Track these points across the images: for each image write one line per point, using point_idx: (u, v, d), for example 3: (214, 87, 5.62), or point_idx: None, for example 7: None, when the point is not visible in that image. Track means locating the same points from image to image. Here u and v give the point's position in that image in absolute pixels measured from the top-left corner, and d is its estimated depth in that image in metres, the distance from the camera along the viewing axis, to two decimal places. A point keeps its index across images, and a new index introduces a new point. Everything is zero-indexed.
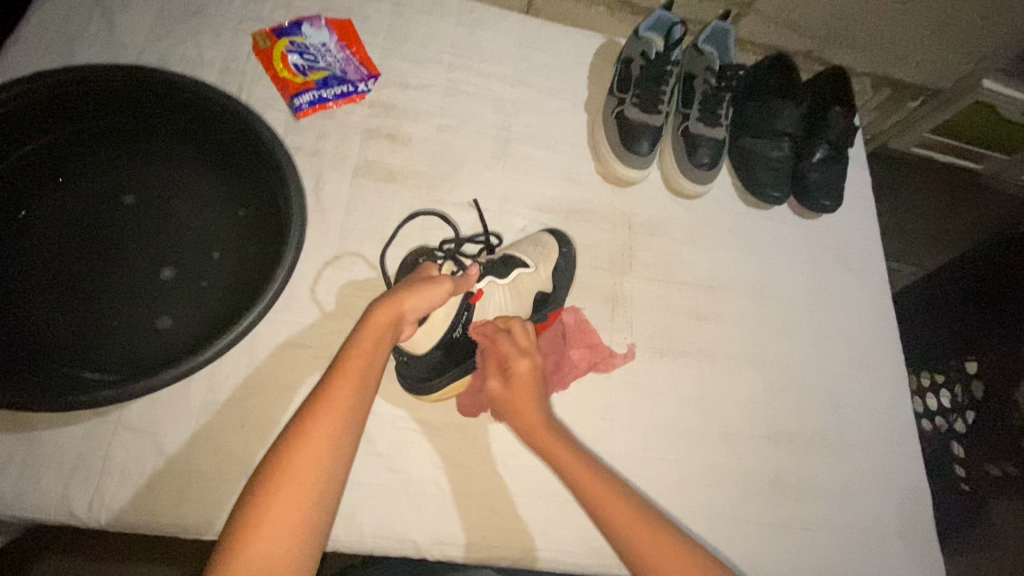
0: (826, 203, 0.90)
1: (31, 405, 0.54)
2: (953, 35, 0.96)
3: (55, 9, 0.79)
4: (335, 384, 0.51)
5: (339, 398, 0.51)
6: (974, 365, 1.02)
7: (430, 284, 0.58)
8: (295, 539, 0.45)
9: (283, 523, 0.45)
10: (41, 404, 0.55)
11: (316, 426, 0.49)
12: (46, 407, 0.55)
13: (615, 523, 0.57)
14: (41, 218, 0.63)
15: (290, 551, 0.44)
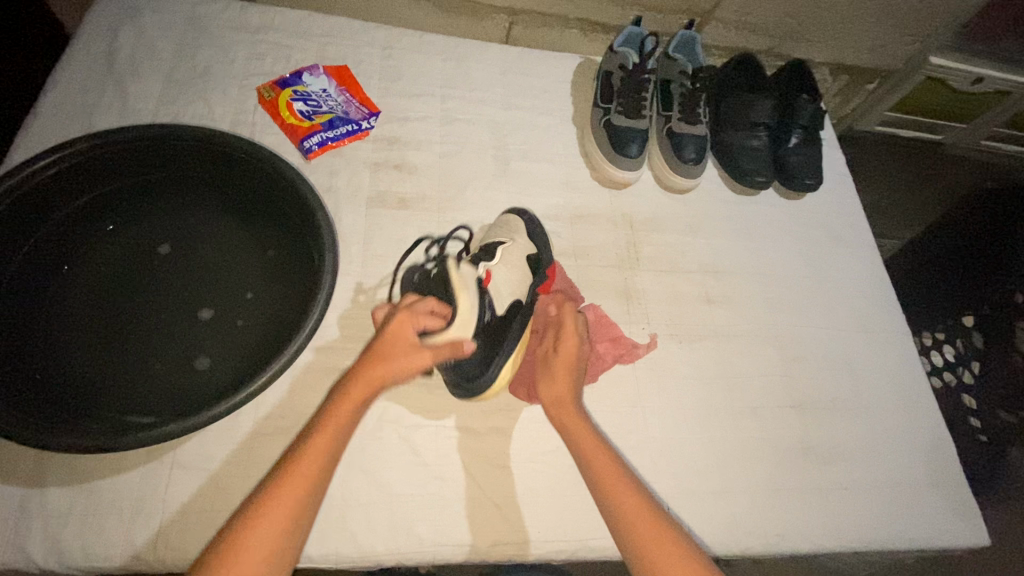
0: (810, 181, 0.97)
1: (90, 448, 0.56)
2: (897, 20, 1.05)
3: (71, 85, 0.84)
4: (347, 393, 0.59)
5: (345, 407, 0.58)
6: (970, 317, 1.09)
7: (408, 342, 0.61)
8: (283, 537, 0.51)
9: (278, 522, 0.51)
10: (99, 446, 0.57)
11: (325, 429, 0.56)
12: (105, 448, 0.57)
13: (628, 508, 0.59)
14: (79, 270, 0.67)
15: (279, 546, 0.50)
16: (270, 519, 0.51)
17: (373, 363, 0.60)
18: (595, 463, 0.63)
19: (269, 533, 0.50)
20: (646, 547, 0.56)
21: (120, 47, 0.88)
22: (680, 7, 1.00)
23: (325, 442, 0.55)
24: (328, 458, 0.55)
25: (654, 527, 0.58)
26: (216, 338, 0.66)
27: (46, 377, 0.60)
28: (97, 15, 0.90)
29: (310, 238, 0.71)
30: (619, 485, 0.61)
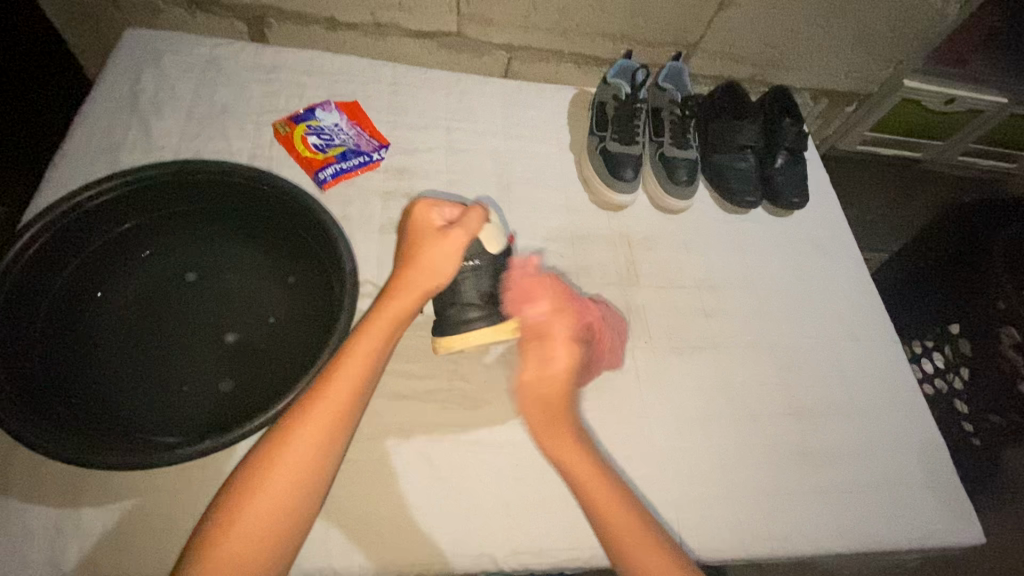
0: (796, 200, 1.02)
1: (117, 467, 0.58)
2: (870, 47, 1.12)
3: (96, 123, 0.88)
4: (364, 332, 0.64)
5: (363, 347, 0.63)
6: (957, 326, 1.13)
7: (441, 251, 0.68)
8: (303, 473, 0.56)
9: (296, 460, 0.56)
10: (124, 465, 0.58)
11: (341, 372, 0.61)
12: (130, 467, 0.58)
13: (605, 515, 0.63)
14: (113, 299, 0.71)
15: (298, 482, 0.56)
16: (289, 457, 0.56)
17: (410, 266, 0.68)
18: (577, 467, 0.65)
19: (289, 467, 0.56)
20: (614, 529, 0.62)
21: (143, 88, 0.93)
22: (667, 40, 1.07)
23: (328, 412, 0.59)
24: (347, 399, 0.60)
25: (620, 517, 0.63)
26: (242, 361, 0.70)
27: (81, 401, 0.63)
28: (119, 58, 0.95)
29: (330, 264, 0.75)
30: (602, 500, 0.64)
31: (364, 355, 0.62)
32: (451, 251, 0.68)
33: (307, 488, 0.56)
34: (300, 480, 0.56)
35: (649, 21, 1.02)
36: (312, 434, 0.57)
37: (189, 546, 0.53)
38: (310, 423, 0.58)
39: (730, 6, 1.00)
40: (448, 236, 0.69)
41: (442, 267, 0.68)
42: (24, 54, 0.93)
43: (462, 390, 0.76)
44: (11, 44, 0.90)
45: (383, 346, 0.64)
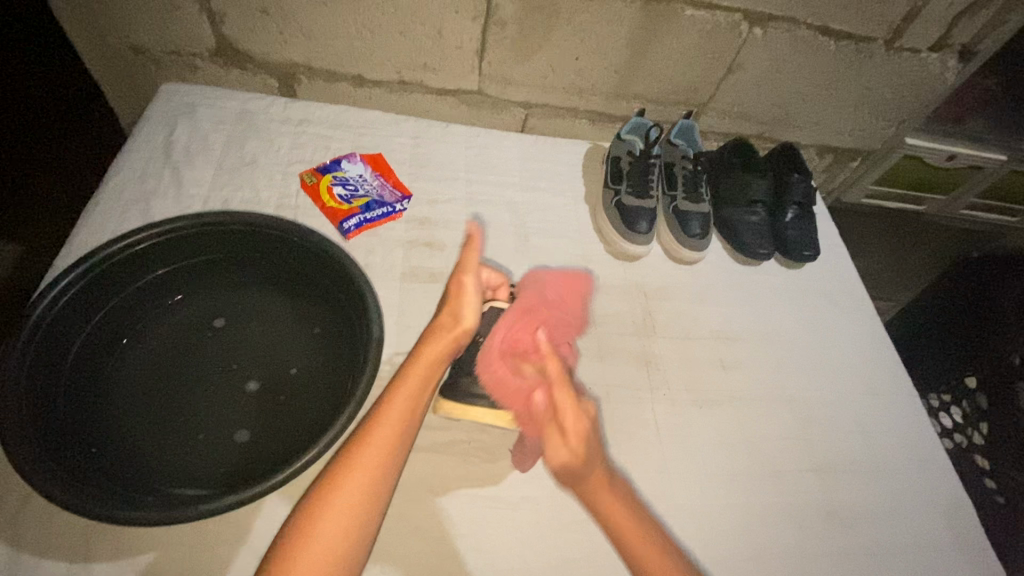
0: (807, 253, 1.05)
1: (129, 521, 0.57)
2: (873, 108, 1.17)
3: (131, 173, 0.91)
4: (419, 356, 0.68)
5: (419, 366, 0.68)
6: (973, 378, 1.13)
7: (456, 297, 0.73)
8: (373, 481, 0.59)
9: (370, 467, 0.59)
10: (137, 520, 0.57)
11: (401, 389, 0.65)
12: (142, 521, 0.57)
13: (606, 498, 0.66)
14: (139, 346, 0.72)
15: (371, 486, 0.58)
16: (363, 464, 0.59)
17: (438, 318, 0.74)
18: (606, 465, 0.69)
19: (362, 474, 0.58)
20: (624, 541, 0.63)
21: (177, 139, 0.97)
22: (679, 99, 1.12)
23: (366, 469, 0.59)
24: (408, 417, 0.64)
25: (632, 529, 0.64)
26: (259, 413, 0.69)
27: (99, 450, 0.63)
28: (155, 111, 0.99)
29: (355, 315, 0.75)
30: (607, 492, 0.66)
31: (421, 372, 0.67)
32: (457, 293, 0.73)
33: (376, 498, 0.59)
34: (375, 484, 0.59)
35: (662, 82, 1.07)
36: (351, 493, 0.57)
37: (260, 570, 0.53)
38: (350, 480, 0.58)
39: (739, 69, 1.06)
40: (462, 277, 0.73)
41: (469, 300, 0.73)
42: (64, 104, 0.98)
43: (481, 441, 0.76)
44: (53, 96, 0.95)
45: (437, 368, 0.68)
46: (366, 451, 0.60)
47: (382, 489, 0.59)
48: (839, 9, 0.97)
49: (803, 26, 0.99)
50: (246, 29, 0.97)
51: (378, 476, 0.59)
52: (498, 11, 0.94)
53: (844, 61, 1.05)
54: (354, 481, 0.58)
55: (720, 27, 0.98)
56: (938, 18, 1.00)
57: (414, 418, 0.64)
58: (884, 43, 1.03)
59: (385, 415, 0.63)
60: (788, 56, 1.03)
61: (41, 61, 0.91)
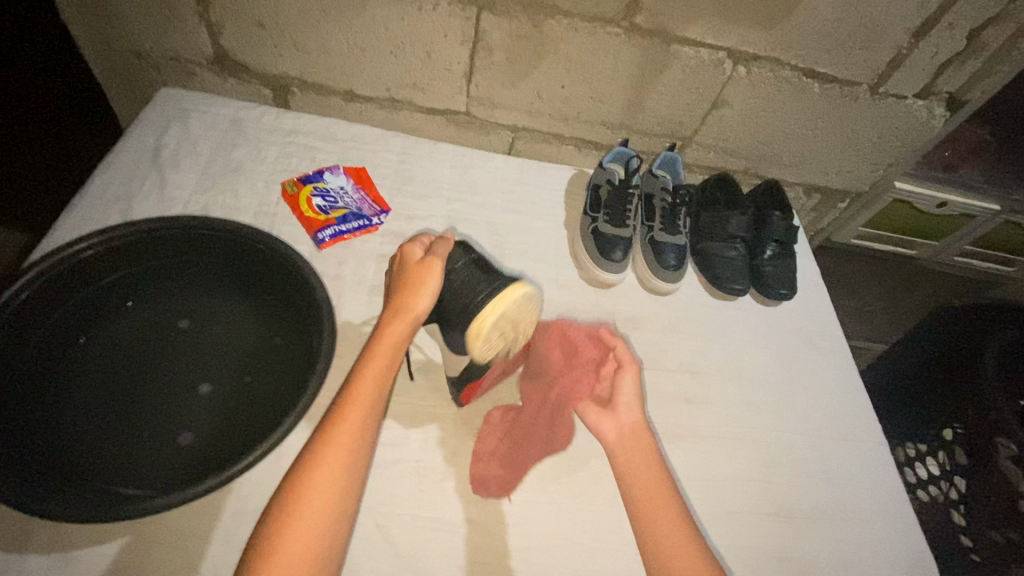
0: (784, 291, 1.04)
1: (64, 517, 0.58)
2: (860, 151, 1.17)
3: (117, 172, 0.94)
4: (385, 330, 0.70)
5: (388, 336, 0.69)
6: (950, 432, 1.11)
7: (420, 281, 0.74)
8: (355, 445, 0.61)
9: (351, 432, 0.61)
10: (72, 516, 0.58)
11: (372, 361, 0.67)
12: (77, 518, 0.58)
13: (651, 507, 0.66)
14: (97, 342, 0.73)
15: (353, 450, 0.61)
16: (343, 431, 0.61)
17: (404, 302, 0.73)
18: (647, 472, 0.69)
19: (343, 440, 0.60)
20: (665, 546, 0.63)
21: (166, 142, 0.99)
22: (664, 131, 1.13)
23: (335, 459, 0.59)
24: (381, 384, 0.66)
25: (678, 537, 0.64)
26: (208, 416, 0.70)
27: (44, 439, 0.64)
28: (150, 114, 1.02)
29: (313, 325, 0.77)
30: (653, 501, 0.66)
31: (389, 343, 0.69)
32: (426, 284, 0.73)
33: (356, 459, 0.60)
34: (354, 449, 0.61)
35: (647, 113, 1.09)
36: (335, 458, 0.59)
37: (251, 545, 0.55)
38: (321, 470, 0.58)
39: (724, 105, 1.06)
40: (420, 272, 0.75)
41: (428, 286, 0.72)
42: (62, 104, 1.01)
43: (429, 461, 0.76)
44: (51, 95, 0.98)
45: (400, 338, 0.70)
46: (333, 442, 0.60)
47: (356, 472, 0.60)
48: (823, 52, 0.97)
49: (786, 68, 1.00)
50: (241, 41, 1.00)
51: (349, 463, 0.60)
52: (485, 37, 0.96)
53: (829, 103, 1.06)
54: (324, 471, 0.58)
55: (704, 63, 0.99)
56: (924, 67, 1.00)
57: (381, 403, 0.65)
58: (868, 88, 1.03)
59: (352, 400, 0.63)
60: (772, 95, 1.04)
61: (44, 61, 0.95)
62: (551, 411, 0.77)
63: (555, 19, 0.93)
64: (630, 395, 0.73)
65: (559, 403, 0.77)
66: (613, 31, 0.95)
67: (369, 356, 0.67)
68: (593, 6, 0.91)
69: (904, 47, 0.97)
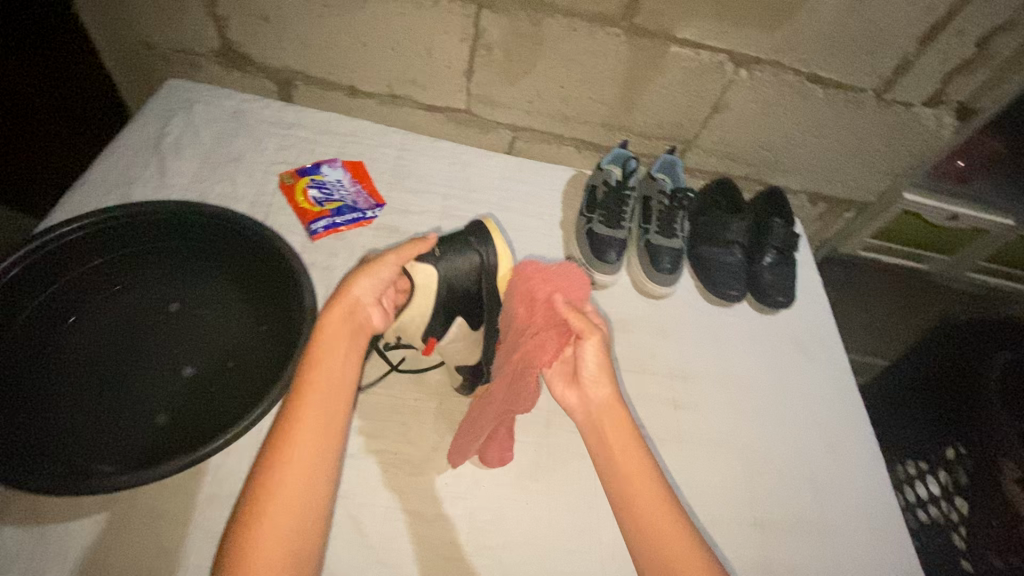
0: (781, 299, 1.02)
1: (38, 490, 0.59)
2: (867, 159, 1.14)
3: (119, 159, 0.96)
4: (335, 310, 0.64)
5: (339, 315, 0.64)
6: (951, 451, 1.08)
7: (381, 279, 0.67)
8: (323, 427, 0.57)
9: (318, 416, 0.58)
10: (45, 489, 0.60)
11: (325, 342, 0.63)
12: (51, 491, 0.60)
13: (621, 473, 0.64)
14: (86, 323, 0.75)
15: (322, 432, 0.57)
16: (309, 415, 0.57)
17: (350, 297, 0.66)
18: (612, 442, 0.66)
19: (311, 423, 0.57)
20: (651, 527, 0.60)
21: (169, 131, 1.01)
22: (664, 134, 1.12)
23: (297, 469, 0.54)
24: (344, 364, 0.62)
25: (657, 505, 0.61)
26: (187, 399, 0.71)
27: (24, 413, 0.65)
28: (155, 103, 1.05)
29: (296, 314, 0.78)
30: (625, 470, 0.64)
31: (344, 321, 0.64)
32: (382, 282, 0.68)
33: (324, 443, 0.57)
34: (322, 434, 0.57)
35: (647, 115, 1.08)
36: (303, 443, 0.56)
37: (221, 547, 0.51)
38: (288, 460, 0.54)
39: (726, 109, 1.05)
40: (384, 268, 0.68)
41: (376, 271, 0.67)
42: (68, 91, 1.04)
43: (407, 454, 0.76)
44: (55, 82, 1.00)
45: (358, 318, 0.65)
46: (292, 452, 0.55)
47: (321, 478, 0.55)
48: (826, 56, 0.96)
49: (789, 72, 0.98)
50: (246, 34, 1.02)
51: (312, 470, 0.55)
52: (485, 34, 0.96)
53: (833, 109, 1.04)
54: (285, 483, 0.53)
55: (704, 65, 0.98)
56: (932, 74, 0.98)
57: (340, 406, 0.60)
58: (875, 95, 1.01)
59: (314, 383, 0.60)
60: (775, 99, 1.03)
61: (50, 49, 0.97)
62: (509, 377, 0.67)
63: (554, 17, 0.93)
64: (591, 363, 0.68)
65: (520, 367, 0.66)
66: (612, 31, 0.94)
67: (321, 337, 0.63)
68: (592, 5, 0.91)
69: (911, 54, 0.95)
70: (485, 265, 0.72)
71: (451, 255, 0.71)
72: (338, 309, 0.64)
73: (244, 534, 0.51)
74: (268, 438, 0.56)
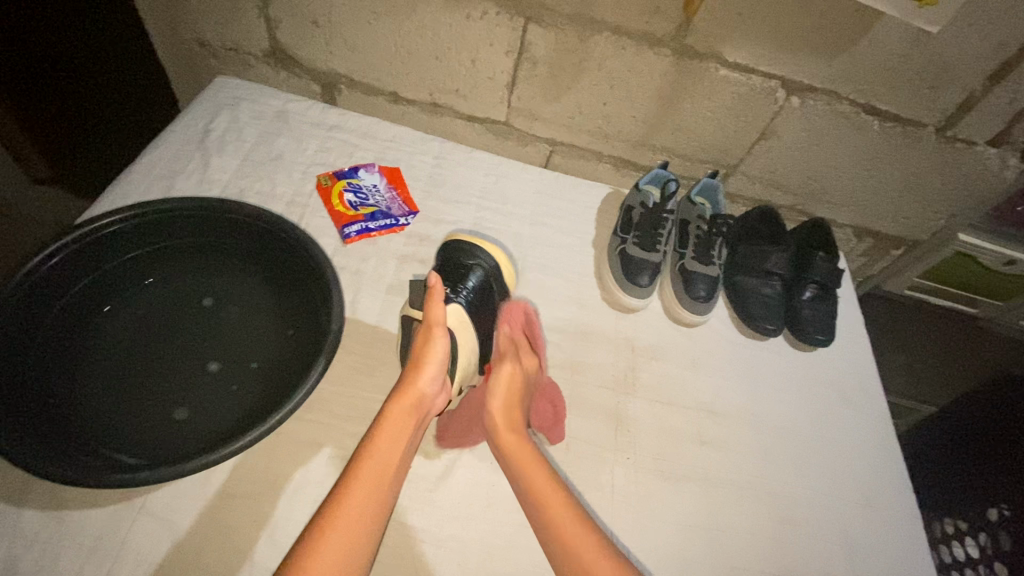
0: (820, 337, 0.97)
1: (57, 477, 0.60)
2: (920, 196, 1.08)
3: (165, 152, 0.98)
4: (410, 378, 0.69)
5: (415, 384, 0.69)
6: (995, 512, 1.01)
7: (431, 342, 0.71)
8: (384, 482, 0.62)
9: (380, 470, 0.62)
10: (64, 477, 0.60)
11: (398, 403, 0.67)
12: (69, 479, 0.60)
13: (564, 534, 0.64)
14: (119, 315, 0.77)
15: (382, 486, 0.62)
16: (372, 467, 0.62)
17: (411, 370, 0.70)
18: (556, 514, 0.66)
19: (375, 477, 0.62)
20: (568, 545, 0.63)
21: (215, 127, 1.03)
22: (707, 158, 1.09)
23: (333, 543, 0.56)
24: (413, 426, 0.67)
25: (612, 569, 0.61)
26: (209, 397, 0.72)
27: (54, 400, 0.68)
28: (203, 99, 1.07)
29: (324, 321, 0.78)
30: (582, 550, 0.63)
31: (417, 391, 0.69)
32: (437, 349, 0.71)
33: (382, 497, 0.61)
34: (381, 485, 0.62)
35: (691, 137, 1.05)
36: (363, 494, 0.60)
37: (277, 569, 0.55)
38: (348, 505, 0.59)
39: (774, 136, 1.02)
40: (432, 332, 0.72)
41: (435, 355, 0.71)
42: (114, 81, 1.08)
43: (422, 469, 0.75)
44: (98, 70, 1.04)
45: (432, 387, 0.70)
46: (333, 533, 0.57)
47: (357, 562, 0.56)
48: (884, 88, 0.92)
49: (844, 102, 0.94)
50: (296, 36, 1.03)
51: (348, 554, 0.56)
52: (531, 48, 0.95)
53: (888, 143, 0.99)
54: (319, 564, 0.54)
55: (754, 91, 0.95)
56: (999, 113, 0.92)
57: (400, 463, 0.64)
58: (935, 130, 0.96)
59: (382, 439, 0.65)
60: (827, 129, 0.99)
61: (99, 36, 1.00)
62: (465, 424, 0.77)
63: (601, 35, 0.91)
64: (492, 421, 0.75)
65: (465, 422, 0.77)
66: (661, 52, 0.92)
67: (395, 399, 0.68)
68: (643, 24, 0.89)
69: (977, 91, 0.90)
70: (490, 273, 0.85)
71: (465, 283, 0.81)
72: (405, 399, 0.68)
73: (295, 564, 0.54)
74: (338, 483, 0.61)
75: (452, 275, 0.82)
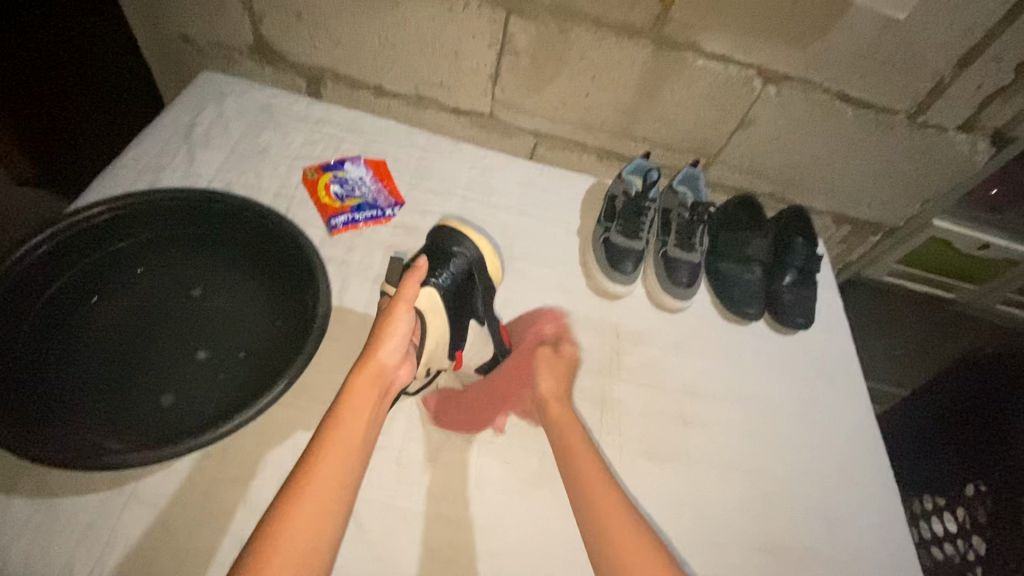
0: (800, 320, 1.00)
1: (43, 460, 0.61)
2: (895, 182, 1.11)
3: (150, 146, 0.98)
4: (373, 350, 0.69)
5: (377, 355, 0.69)
6: (971, 487, 1.04)
7: (393, 319, 0.71)
8: (350, 451, 0.63)
9: (345, 441, 0.63)
10: (52, 459, 0.61)
11: (361, 373, 0.68)
12: (57, 462, 0.61)
13: (592, 497, 0.66)
14: (106, 304, 0.77)
15: (348, 455, 0.63)
16: (337, 439, 0.63)
17: (373, 344, 0.70)
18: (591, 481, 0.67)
19: (341, 448, 0.62)
20: (601, 508, 0.64)
21: (200, 122, 1.04)
22: (687, 147, 1.11)
23: (303, 513, 0.57)
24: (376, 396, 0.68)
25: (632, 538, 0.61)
26: (197, 385, 0.73)
27: (41, 385, 0.68)
28: (188, 93, 1.07)
29: (310, 310, 0.79)
30: (611, 515, 0.63)
31: (378, 362, 0.69)
32: (399, 325, 0.71)
33: (348, 466, 0.62)
34: (347, 454, 0.62)
35: (672, 127, 1.07)
36: (329, 464, 0.61)
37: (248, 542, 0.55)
38: (316, 477, 0.60)
39: (752, 124, 1.04)
40: (396, 307, 0.72)
41: (398, 330, 0.71)
42: (97, 76, 1.07)
43: (410, 452, 0.76)
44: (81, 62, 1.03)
45: (395, 358, 0.70)
46: (307, 503, 0.58)
47: (330, 528, 0.57)
48: (856, 76, 0.94)
49: (819, 90, 0.97)
50: (281, 31, 1.04)
51: (318, 524, 0.57)
52: (513, 40, 0.97)
53: (862, 130, 1.02)
54: (291, 534, 0.55)
55: (732, 80, 0.97)
56: (967, 98, 0.95)
57: (364, 433, 0.65)
58: (907, 117, 0.99)
59: (347, 409, 0.65)
60: (803, 118, 1.01)
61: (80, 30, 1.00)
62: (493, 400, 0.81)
63: (582, 26, 0.93)
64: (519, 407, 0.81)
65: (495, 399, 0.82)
66: (640, 42, 0.94)
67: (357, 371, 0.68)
68: (622, 14, 0.91)
69: (946, 77, 0.93)
70: (472, 260, 0.82)
71: (444, 271, 0.78)
72: (368, 370, 0.68)
73: (266, 536, 0.55)
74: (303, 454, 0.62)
75: (435, 259, 0.80)
